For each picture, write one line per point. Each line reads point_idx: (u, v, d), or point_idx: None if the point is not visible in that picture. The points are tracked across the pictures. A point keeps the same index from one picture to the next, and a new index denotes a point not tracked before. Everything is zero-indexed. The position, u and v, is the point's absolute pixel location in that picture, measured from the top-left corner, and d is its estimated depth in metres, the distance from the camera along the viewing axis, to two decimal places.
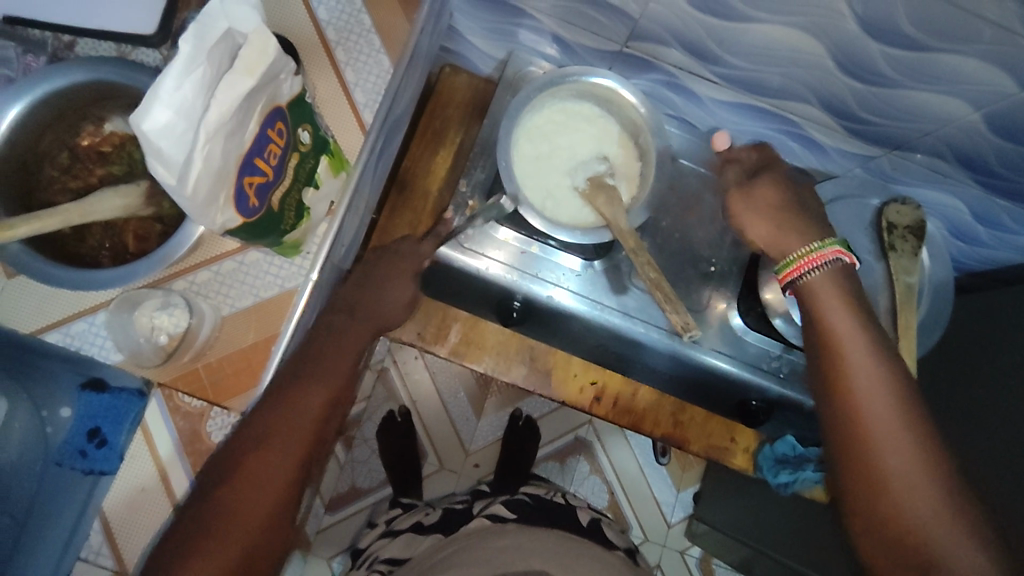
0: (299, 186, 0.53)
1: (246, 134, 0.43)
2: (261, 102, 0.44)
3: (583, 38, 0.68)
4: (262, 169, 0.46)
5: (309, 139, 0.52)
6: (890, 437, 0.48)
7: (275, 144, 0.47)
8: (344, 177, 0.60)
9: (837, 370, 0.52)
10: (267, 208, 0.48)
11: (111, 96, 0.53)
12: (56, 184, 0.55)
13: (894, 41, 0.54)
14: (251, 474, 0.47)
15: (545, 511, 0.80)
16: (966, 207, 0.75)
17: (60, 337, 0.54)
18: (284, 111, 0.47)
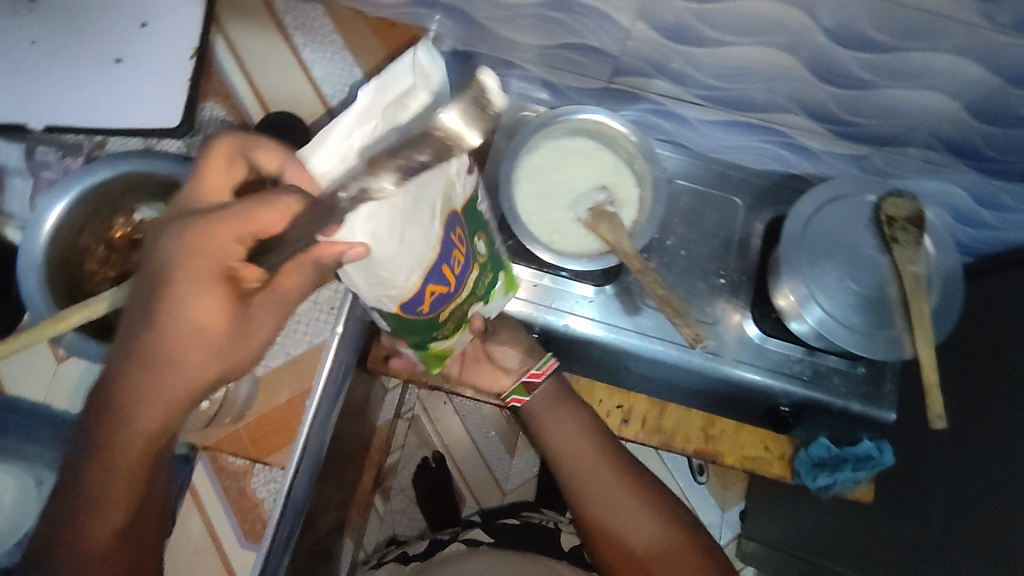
0: (473, 298, 0.59)
1: (433, 236, 0.46)
2: (444, 207, 0.47)
3: (570, 80, 0.73)
4: (445, 280, 0.50)
5: (486, 250, 0.57)
6: (599, 473, 0.73)
7: (458, 249, 0.50)
8: (510, 295, 0.67)
9: (542, 428, 0.75)
10: (434, 315, 0.53)
11: (137, 187, 0.58)
12: (97, 276, 0.59)
13: (862, 46, 0.56)
14: (99, 510, 0.46)
15: (528, 535, 0.85)
16: (967, 191, 0.77)
17: None
18: (460, 216, 0.50)
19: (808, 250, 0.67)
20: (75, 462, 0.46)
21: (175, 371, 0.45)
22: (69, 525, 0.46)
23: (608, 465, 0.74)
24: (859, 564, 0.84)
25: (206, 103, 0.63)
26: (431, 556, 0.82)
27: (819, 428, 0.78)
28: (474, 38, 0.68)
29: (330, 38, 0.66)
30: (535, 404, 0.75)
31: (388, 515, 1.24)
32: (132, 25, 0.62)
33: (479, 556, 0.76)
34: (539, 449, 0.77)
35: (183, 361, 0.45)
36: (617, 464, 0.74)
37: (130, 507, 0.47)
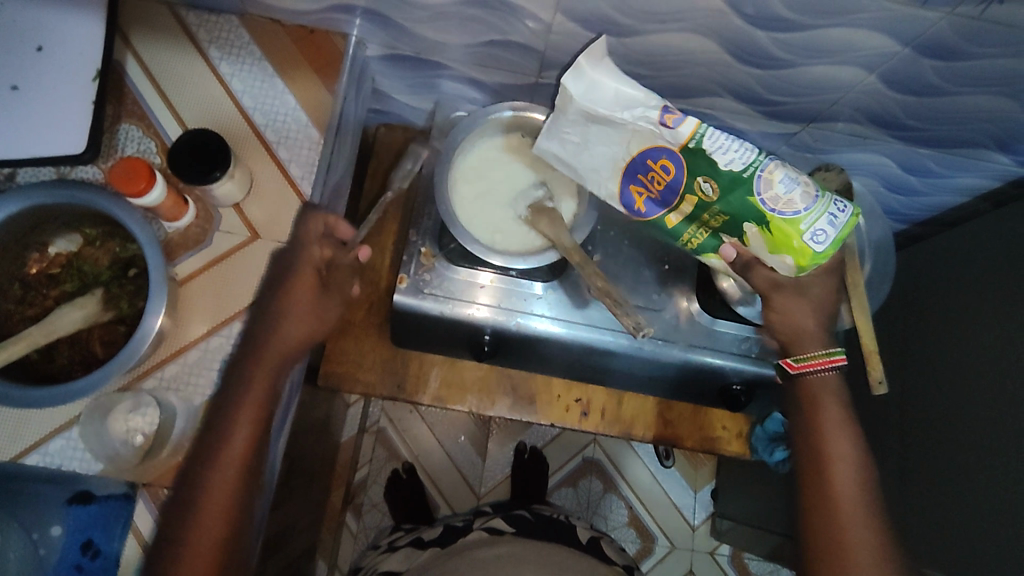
0: (718, 232, 0.57)
1: (620, 159, 0.58)
2: (641, 140, 0.56)
3: (501, 77, 0.72)
4: (647, 189, 0.58)
5: (715, 193, 0.54)
6: (852, 498, 0.57)
7: (658, 174, 0.57)
8: (778, 257, 0.54)
9: (817, 428, 0.60)
10: (660, 220, 0.59)
11: (46, 219, 0.55)
12: (15, 317, 0.55)
13: (777, 26, 0.57)
14: (217, 473, 0.50)
15: (541, 527, 0.85)
16: (892, 161, 0.79)
17: (40, 458, 0.54)
18: (675, 151, 0.55)
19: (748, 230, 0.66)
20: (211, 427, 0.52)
21: (287, 328, 0.54)
22: (190, 495, 0.50)
23: (865, 492, 0.57)
24: None
25: (121, 124, 0.60)
26: (450, 542, 0.81)
27: (771, 405, 0.80)
28: (397, 40, 0.67)
29: (248, 50, 0.64)
30: (806, 391, 0.61)
31: (361, 532, 1.21)
32: (26, 46, 0.56)
33: (506, 544, 0.77)
34: (802, 453, 0.60)
35: (288, 325, 0.54)
36: (874, 500, 0.57)
37: (241, 471, 0.51)
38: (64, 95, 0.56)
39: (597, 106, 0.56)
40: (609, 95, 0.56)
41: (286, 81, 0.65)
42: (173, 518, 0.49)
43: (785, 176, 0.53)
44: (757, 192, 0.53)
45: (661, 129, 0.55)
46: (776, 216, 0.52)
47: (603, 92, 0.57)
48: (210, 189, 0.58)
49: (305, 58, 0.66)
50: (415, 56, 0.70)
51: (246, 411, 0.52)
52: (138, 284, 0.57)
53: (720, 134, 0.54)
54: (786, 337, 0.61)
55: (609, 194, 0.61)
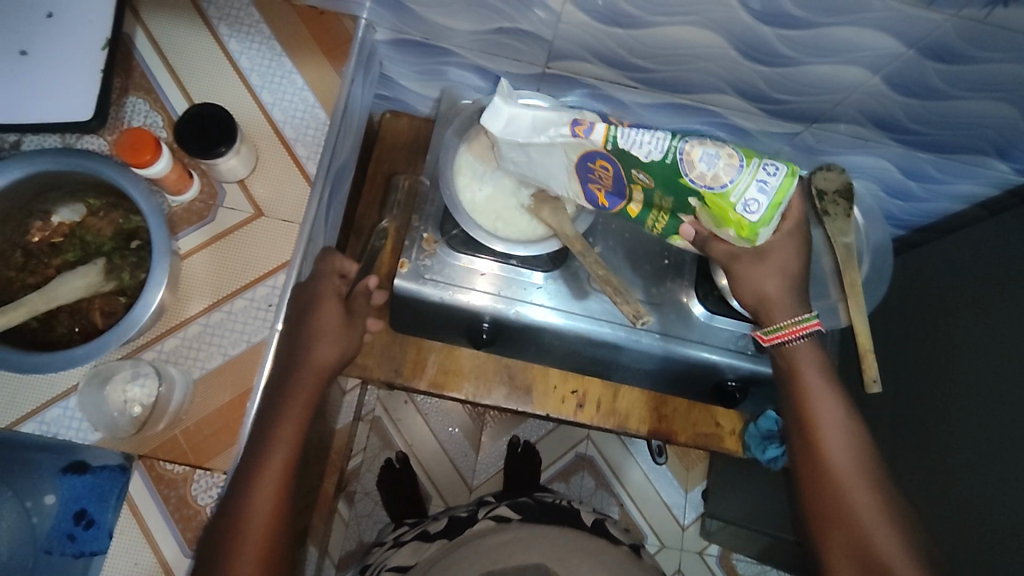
0: (673, 212, 0.59)
1: (566, 162, 0.58)
2: (574, 149, 0.55)
3: (507, 66, 0.72)
4: (597, 187, 0.60)
5: (651, 180, 0.55)
6: (856, 491, 0.57)
7: (604, 171, 0.57)
8: (727, 228, 0.56)
9: (811, 424, 0.60)
10: (623, 207, 0.61)
11: (50, 188, 0.55)
12: (16, 284, 0.55)
13: (784, 23, 0.57)
14: (262, 483, 0.51)
15: (544, 511, 0.86)
16: (894, 165, 0.80)
17: (36, 427, 0.54)
18: (606, 154, 0.54)
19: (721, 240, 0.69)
20: (248, 447, 0.53)
21: (323, 344, 0.58)
22: (239, 505, 0.50)
23: (867, 484, 0.58)
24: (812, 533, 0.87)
25: (129, 98, 0.61)
26: (457, 534, 0.81)
27: (766, 402, 0.80)
28: (406, 25, 0.67)
29: (257, 28, 0.65)
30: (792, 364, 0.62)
31: (353, 519, 1.22)
32: (35, 13, 0.55)
33: (508, 530, 0.77)
34: (800, 451, 0.61)
35: (325, 344, 0.58)
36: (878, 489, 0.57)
37: (283, 479, 0.51)
38: (71, 63, 0.55)
39: (518, 133, 0.55)
40: (527, 121, 0.55)
41: (294, 61, 0.65)
42: (221, 531, 0.49)
43: (704, 152, 0.52)
44: (685, 175, 0.52)
45: (580, 139, 0.54)
46: (708, 194, 0.53)
47: (523, 118, 0.55)
48: (215, 163, 0.58)
49: (315, 38, 0.66)
50: (424, 41, 0.70)
51: (289, 424, 0.53)
52: (140, 256, 0.56)
53: (631, 130, 0.52)
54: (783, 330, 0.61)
55: (573, 194, 0.62)
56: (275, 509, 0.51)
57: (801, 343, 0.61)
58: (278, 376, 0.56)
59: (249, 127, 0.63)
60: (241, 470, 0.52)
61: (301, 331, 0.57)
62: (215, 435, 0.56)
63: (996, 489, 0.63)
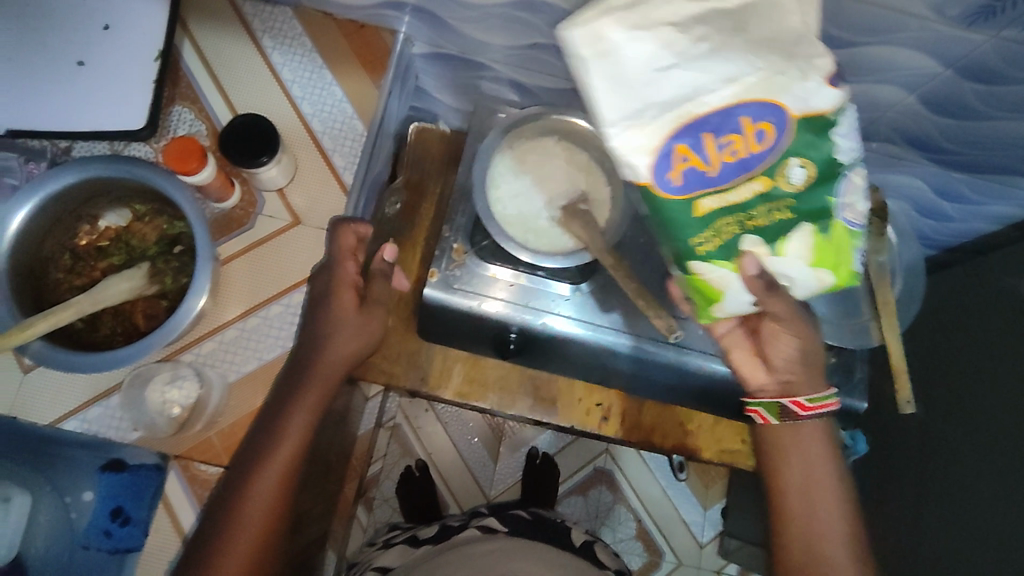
0: (771, 230, 0.45)
1: (719, 96, 0.40)
2: (755, 89, 0.41)
3: (541, 80, 0.73)
4: (703, 156, 0.42)
5: (802, 184, 0.44)
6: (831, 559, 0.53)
7: (744, 141, 0.42)
8: (823, 272, 0.46)
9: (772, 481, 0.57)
10: (689, 201, 0.44)
11: (98, 192, 0.56)
12: (63, 284, 0.57)
13: (821, 41, 0.58)
14: (262, 477, 0.51)
15: (537, 526, 0.86)
16: (927, 184, 0.79)
17: (78, 424, 0.56)
18: (790, 119, 0.42)
19: None
20: (255, 438, 0.53)
21: (343, 331, 0.57)
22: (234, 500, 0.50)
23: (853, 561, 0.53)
24: None
25: (174, 107, 0.63)
26: (443, 540, 0.82)
27: None
28: (444, 39, 0.69)
29: (300, 41, 0.66)
30: (794, 436, 0.56)
31: (370, 525, 1.23)
32: (93, 22, 0.57)
33: (496, 539, 0.78)
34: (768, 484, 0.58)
35: (345, 332, 0.57)
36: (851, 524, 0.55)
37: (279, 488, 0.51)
38: (122, 70, 0.56)
39: (733, 33, 0.40)
40: (728, 14, 0.40)
41: (334, 73, 0.66)
42: (214, 522, 0.50)
43: (864, 187, 0.46)
44: (838, 195, 0.45)
45: (800, 97, 0.41)
46: (846, 224, 0.45)
47: (765, 21, 0.41)
48: (256, 172, 0.59)
49: (355, 52, 0.68)
50: (460, 55, 0.71)
51: (297, 417, 0.54)
52: (182, 261, 0.57)
53: (849, 120, 0.44)
54: (798, 380, 0.56)
55: (641, 147, 0.41)
56: (272, 505, 0.51)
57: (815, 422, 0.56)
58: (294, 365, 0.56)
59: (290, 138, 0.64)
60: (243, 459, 0.53)
61: (320, 319, 0.57)
62: (239, 442, 0.56)
63: (1019, 518, 0.61)
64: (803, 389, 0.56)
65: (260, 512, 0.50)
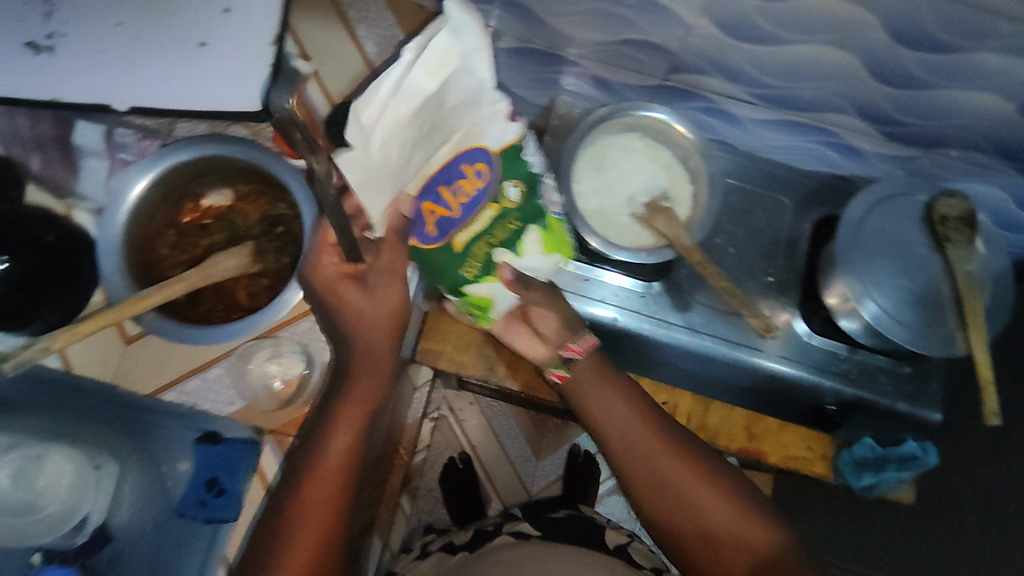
0: (495, 244, 0.55)
1: (438, 157, 0.49)
2: (455, 140, 0.49)
3: (624, 77, 0.74)
4: (447, 203, 0.51)
5: (518, 198, 0.54)
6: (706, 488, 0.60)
7: (469, 182, 0.51)
8: (555, 256, 0.59)
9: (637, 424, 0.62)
10: (449, 240, 0.52)
11: (206, 171, 0.58)
12: (168, 260, 0.58)
13: (923, 45, 0.57)
14: (315, 484, 0.52)
15: (573, 529, 0.84)
16: (1012, 196, 0.77)
17: (177, 396, 0.58)
18: (490, 154, 0.51)
19: (846, 266, 0.67)
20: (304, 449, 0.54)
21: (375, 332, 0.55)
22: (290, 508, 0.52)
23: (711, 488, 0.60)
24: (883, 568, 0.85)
25: None
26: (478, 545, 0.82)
27: (862, 427, 0.78)
28: (533, 33, 0.70)
29: (394, 31, 0.67)
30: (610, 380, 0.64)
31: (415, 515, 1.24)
32: (213, 6, 0.55)
33: (526, 546, 0.75)
34: (581, 425, 0.66)
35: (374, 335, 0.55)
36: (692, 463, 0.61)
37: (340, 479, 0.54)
38: (240, 54, 0.54)
39: (453, 93, 0.45)
40: (448, 64, 0.43)
41: None
42: (273, 530, 0.51)
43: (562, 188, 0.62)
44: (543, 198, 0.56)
45: (468, 132, 0.49)
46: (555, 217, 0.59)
47: (464, 84, 0.45)
48: None
49: None
50: (546, 50, 0.72)
51: (342, 421, 0.54)
52: (284, 241, 0.58)
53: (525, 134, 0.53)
54: (552, 340, 0.64)
55: (382, 220, 0.48)
56: (328, 508, 0.52)
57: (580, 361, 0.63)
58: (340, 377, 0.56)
59: None
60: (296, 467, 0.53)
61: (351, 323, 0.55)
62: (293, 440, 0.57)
63: None
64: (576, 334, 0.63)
65: (321, 515, 0.52)
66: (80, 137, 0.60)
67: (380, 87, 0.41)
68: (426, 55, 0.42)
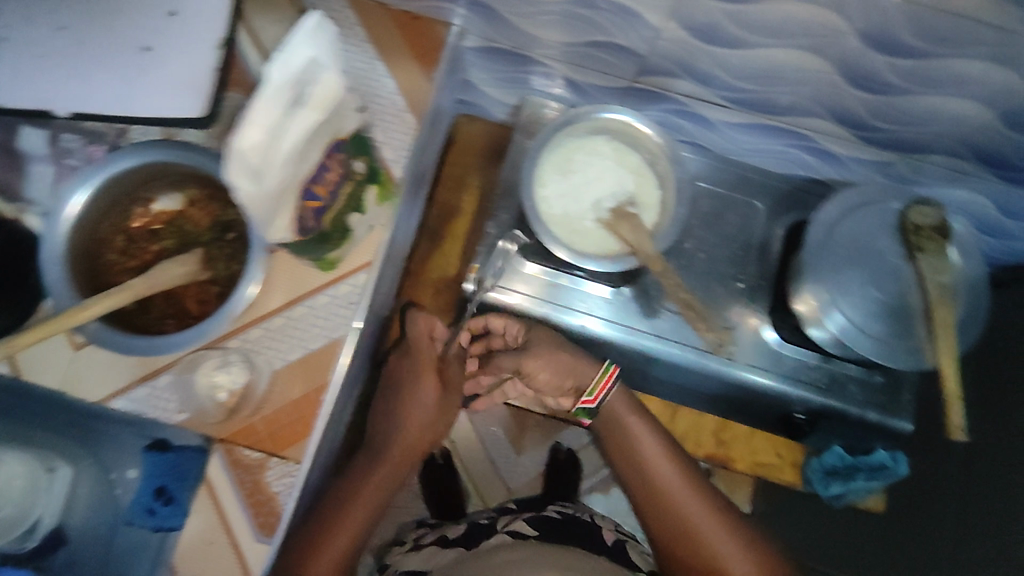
0: (349, 211, 0.54)
1: (309, 161, 0.43)
2: (327, 134, 0.45)
3: (594, 78, 0.72)
4: (318, 195, 0.46)
5: (362, 167, 0.54)
6: (690, 508, 0.70)
7: (333, 172, 0.47)
8: (390, 206, 0.62)
9: (646, 468, 0.74)
10: (318, 228, 0.49)
11: (154, 176, 0.57)
12: (116, 267, 0.57)
13: (896, 51, 0.55)
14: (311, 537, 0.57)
15: (565, 529, 0.81)
16: (993, 202, 0.75)
17: (126, 403, 0.56)
18: (343, 142, 0.48)
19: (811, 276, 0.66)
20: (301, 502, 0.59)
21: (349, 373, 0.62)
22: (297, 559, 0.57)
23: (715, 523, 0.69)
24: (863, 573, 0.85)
25: None
26: (476, 544, 0.79)
27: (832, 436, 0.78)
28: (498, 32, 0.67)
29: (354, 30, 0.65)
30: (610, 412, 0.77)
31: (392, 508, 1.24)
32: (158, 9, 0.54)
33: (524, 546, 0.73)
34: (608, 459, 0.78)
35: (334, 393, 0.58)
36: (690, 480, 0.73)
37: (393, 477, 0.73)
38: (182, 59, 0.53)
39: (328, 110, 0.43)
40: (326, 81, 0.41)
41: (387, 65, 0.65)
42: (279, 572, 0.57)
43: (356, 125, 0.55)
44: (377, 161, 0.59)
45: (335, 125, 0.46)
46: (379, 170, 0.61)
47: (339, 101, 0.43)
48: None
49: (408, 43, 0.66)
50: (513, 50, 0.70)
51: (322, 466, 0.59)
52: (235, 248, 0.58)
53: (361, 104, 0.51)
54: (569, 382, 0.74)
55: (275, 231, 0.44)
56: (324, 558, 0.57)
57: (614, 396, 0.76)
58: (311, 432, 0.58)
59: None
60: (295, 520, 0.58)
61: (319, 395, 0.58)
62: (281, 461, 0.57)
63: None
64: (587, 383, 0.74)
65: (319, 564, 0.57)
66: (25, 142, 0.56)
67: (259, 113, 0.38)
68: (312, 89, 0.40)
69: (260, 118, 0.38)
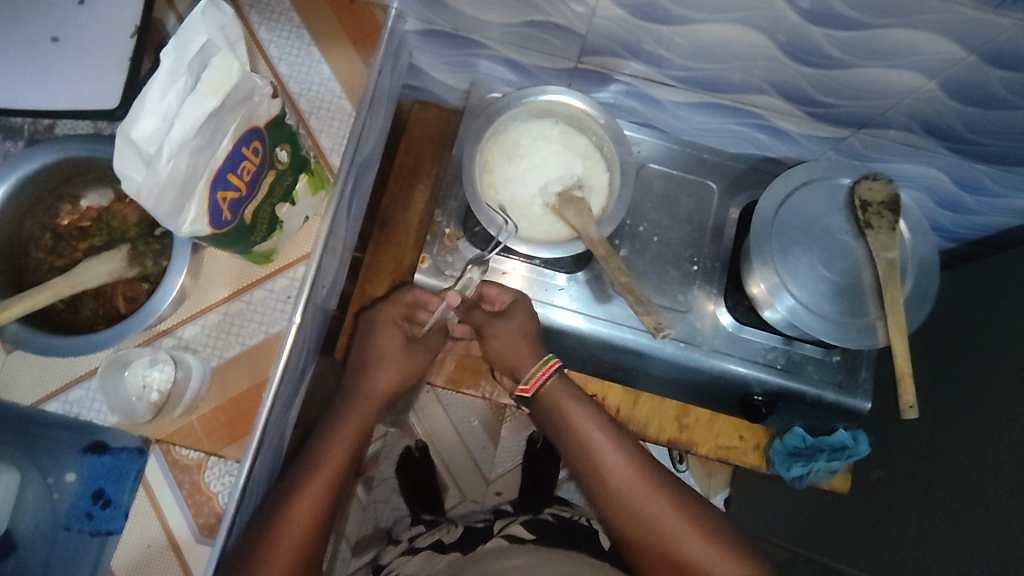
0: (274, 202, 0.53)
1: (219, 150, 0.42)
2: (239, 122, 0.43)
3: (540, 60, 0.70)
4: (234, 184, 0.45)
5: (287, 156, 0.52)
6: (633, 481, 0.60)
7: (250, 161, 0.46)
8: (324, 196, 0.60)
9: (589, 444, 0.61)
10: (239, 221, 0.48)
11: (79, 173, 0.55)
12: (44, 266, 0.56)
13: (835, 23, 0.54)
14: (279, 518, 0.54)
15: (561, 532, 0.80)
16: (948, 176, 0.74)
17: (61, 406, 0.55)
18: (262, 131, 0.47)
19: (763, 257, 0.64)
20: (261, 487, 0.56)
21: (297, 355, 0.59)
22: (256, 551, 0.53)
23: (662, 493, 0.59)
24: (835, 553, 0.85)
25: None
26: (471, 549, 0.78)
27: (793, 417, 0.78)
28: (437, 16, 0.65)
29: (287, 17, 0.63)
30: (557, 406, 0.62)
31: (370, 504, 1.23)
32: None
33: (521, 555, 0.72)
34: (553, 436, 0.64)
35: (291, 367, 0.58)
36: (645, 469, 0.60)
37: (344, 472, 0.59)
38: (99, 48, 0.53)
39: (236, 97, 0.41)
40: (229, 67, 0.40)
41: (323, 51, 0.63)
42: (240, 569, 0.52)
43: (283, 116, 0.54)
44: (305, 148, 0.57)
45: (250, 114, 0.44)
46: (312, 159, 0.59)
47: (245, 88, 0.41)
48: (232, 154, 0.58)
49: (345, 29, 0.64)
50: (455, 33, 0.69)
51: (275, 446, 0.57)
52: (163, 244, 0.56)
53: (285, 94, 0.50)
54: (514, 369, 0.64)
55: (185, 224, 0.42)
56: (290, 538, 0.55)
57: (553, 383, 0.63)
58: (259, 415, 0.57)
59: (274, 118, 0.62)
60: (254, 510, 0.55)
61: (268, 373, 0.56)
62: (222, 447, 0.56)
63: None
64: (524, 371, 0.63)
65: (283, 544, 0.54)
66: None
67: (152, 99, 0.38)
68: (204, 72, 0.39)
69: (152, 104, 0.38)
